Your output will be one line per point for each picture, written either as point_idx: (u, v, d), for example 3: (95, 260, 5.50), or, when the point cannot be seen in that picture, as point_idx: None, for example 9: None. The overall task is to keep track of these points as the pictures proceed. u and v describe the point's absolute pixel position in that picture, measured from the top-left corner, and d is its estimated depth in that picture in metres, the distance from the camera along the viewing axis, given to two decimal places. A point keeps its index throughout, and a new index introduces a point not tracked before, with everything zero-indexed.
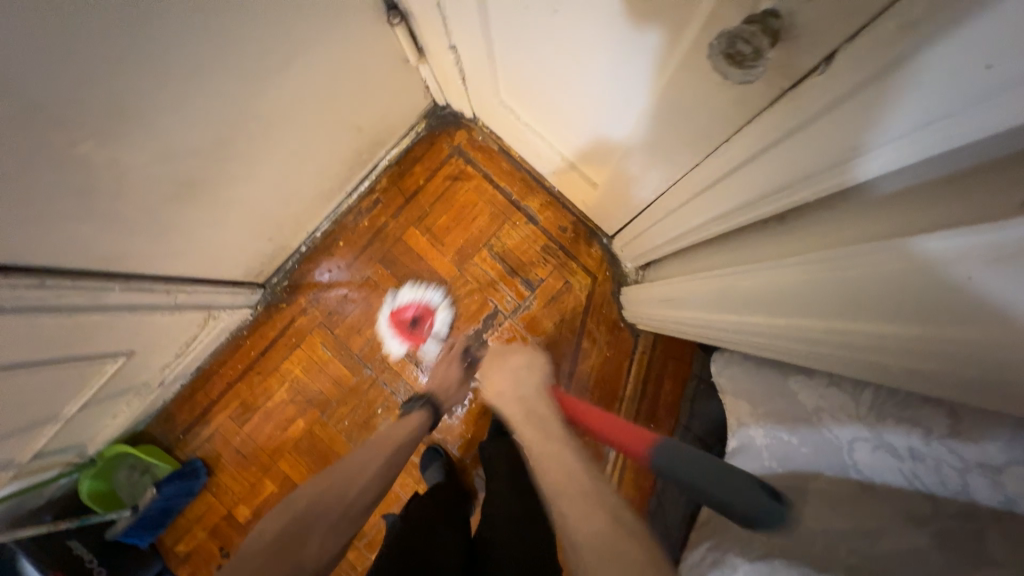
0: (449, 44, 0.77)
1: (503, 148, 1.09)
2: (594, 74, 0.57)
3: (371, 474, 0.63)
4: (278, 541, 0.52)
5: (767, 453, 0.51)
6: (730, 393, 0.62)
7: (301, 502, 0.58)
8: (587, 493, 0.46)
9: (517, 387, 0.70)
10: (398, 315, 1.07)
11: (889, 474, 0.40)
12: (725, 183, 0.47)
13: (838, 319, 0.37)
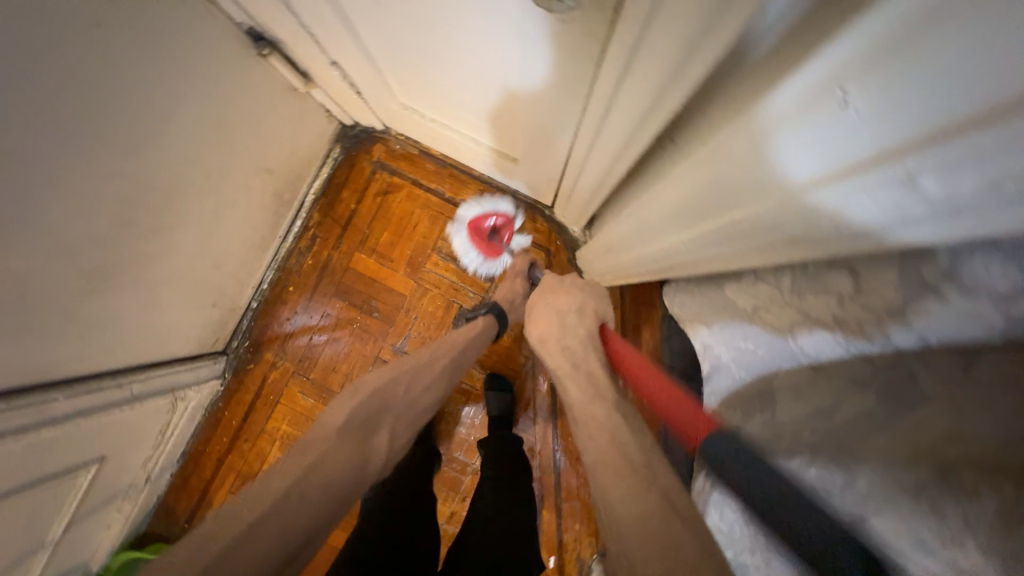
0: (329, 60, 0.75)
1: (423, 150, 1.07)
2: (466, 51, 0.56)
3: (427, 382, 0.64)
4: (351, 426, 0.54)
5: (735, 366, 0.54)
6: (688, 319, 0.64)
7: (368, 388, 0.59)
8: (633, 471, 0.41)
9: (564, 333, 0.60)
10: (477, 223, 1.02)
11: (829, 348, 0.40)
12: (611, 118, 0.47)
13: (739, 214, 0.37)
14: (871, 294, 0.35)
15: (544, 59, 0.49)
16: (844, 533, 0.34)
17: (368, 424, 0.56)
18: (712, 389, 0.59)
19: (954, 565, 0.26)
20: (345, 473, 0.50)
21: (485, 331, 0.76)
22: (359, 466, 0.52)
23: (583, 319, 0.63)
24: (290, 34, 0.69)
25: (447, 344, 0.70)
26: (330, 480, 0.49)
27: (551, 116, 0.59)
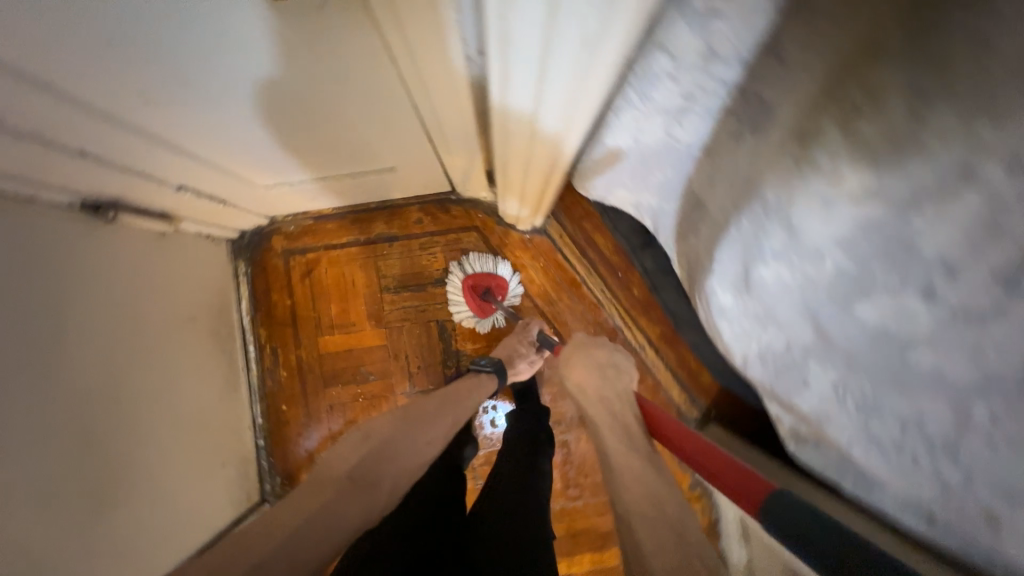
0: (171, 188, 0.73)
1: (315, 216, 1.06)
2: (278, 97, 0.57)
3: (431, 437, 0.71)
4: (361, 477, 0.59)
5: (660, 198, 0.60)
6: (604, 195, 0.68)
7: (378, 438, 0.67)
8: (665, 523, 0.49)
9: (604, 387, 0.69)
10: (472, 279, 1.05)
11: (698, 124, 0.45)
12: (423, 61, 0.49)
13: (555, 55, 0.38)
14: (682, 55, 0.40)
15: (339, 55, 0.50)
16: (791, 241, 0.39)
17: (381, 467, 0.62)
18: (660, 230, 0.66)
19: (853, 197, 0.32)
20: (353, 509, 0.55)
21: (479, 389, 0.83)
22: (368, 506, 0.57)
23: (620, 377, 0.72)
24: (124, 187, 0.67)
25: (448, 403, 0.78)
26: (336, 517, 0.53)
27: (383, 102, 0.62)
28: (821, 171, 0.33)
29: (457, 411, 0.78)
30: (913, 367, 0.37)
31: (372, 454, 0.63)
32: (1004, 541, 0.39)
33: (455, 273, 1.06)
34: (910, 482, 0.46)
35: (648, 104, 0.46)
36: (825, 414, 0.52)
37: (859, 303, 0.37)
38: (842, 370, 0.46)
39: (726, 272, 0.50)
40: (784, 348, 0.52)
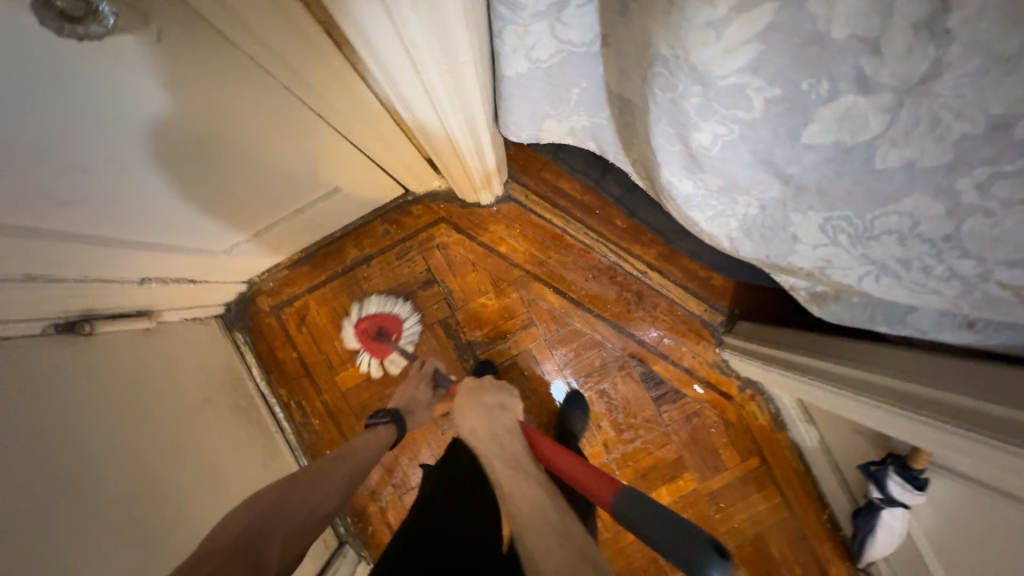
0: (134, 283, 0.74)
1: (287, 265, 1.07)
2: (181, 157, 0.57)
3: (327, 494, 0.67)
4: (247, 536, 0.54)
5: (591, 114, 0.57)
6: (536, 135, 0.65)
7: (263, 501, 0.60)
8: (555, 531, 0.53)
9: (494, 424, 0.71)
10: (361, 323, 1.03)
11: (585, 16, 0.42)
12: (298, 58, 0.49)
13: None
14: None
15: (214, 88, 0.50)
16: (708, 93, 0.36)
17: (270, 532, 0.57)
18: (605, 148, 0.63)
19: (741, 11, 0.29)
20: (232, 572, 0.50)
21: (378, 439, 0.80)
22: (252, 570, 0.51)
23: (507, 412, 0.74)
24: (92, 297, 0.69)
25: (345, 456, 0.74)
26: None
27: (285, 124, 0.61)
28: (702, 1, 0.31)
29: (352, 464, 0.73)
30: (882, 173, 0.35)
31: (258, 514, 0.58)
32: None
33: (353, 315, 1.04)
34: (931, 297, 0.44)
35: (523, 21, 0.43)
36: (826, 262, 0.50)
37: (805, 127, 0.35)
38: (823, 208, 0.43)
39: (672, 160, 0.47)
40: (762, 210, 0.49)
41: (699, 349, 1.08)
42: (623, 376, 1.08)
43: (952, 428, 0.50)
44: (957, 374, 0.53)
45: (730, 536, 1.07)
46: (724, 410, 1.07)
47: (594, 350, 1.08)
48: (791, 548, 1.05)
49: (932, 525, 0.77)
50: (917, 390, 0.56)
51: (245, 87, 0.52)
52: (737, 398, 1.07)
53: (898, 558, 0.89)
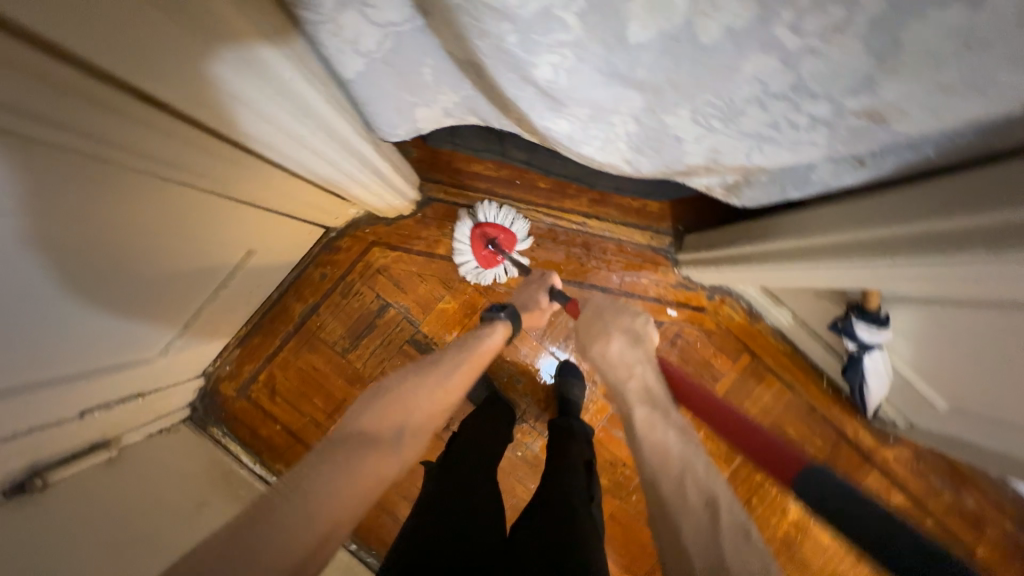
0: (74, 418, 0.71)
1: (236, 342, 1.03)
2: (76, 282, 0.54)
3: (452, 388, 0.73)
4: (371, 435, 0.59)
5: (454, 91, 0.56)
6: (415, 128, 0.64)
7: (397, 399, 0.65)
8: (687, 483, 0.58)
9: (641, 360, 0.75)
10: (482, 228, 1.01)
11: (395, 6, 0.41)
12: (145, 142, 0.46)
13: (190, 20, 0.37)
14: None
15: (87, 204, 0.47)
16: (520, 27, 0.35)
17: (392, 433, 0.62)
18: (482, 118, 0.63)
19: None
20: (362, 469, 0.55)
21: (491, 348, 0.80)
22: (383, 468, 0.58)
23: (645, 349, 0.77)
24: (30, 450, 0.65)
25: (470, 359, 0.77)
26: (352, 487, 0.53)
27: (167, 210, 0.58)
28: None
29: (470, 362, 0.76)
30: (709, 46, 0.35)
31: (376, 417, 0.62)
32: (895, 127, 0.38)
33: (465, 227, 1.01)
34: (809, 150, 0.45)
35: (329, 17, 0.41)
36: (714, 151, 0.50)
37: (628, 28, 0.35)
38: (686, 101, 0.43)
39: (530, 103, 0.47)
40: (639, 123, 0.49)
41: (660, 275, 1.09)
42: None
43: (876, 262, 0.52)
44: (859, 211, 0.56)
45: None
46: (703, 323, 1.10)
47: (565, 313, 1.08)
48: (807, 423, 1.10)
49: (913, 354, 0.83)
50: (838, 239, 0.59)
51: (106, 189, 0.48)
52: (710, 307, 1.10)
53: (897, 395, 0.96)
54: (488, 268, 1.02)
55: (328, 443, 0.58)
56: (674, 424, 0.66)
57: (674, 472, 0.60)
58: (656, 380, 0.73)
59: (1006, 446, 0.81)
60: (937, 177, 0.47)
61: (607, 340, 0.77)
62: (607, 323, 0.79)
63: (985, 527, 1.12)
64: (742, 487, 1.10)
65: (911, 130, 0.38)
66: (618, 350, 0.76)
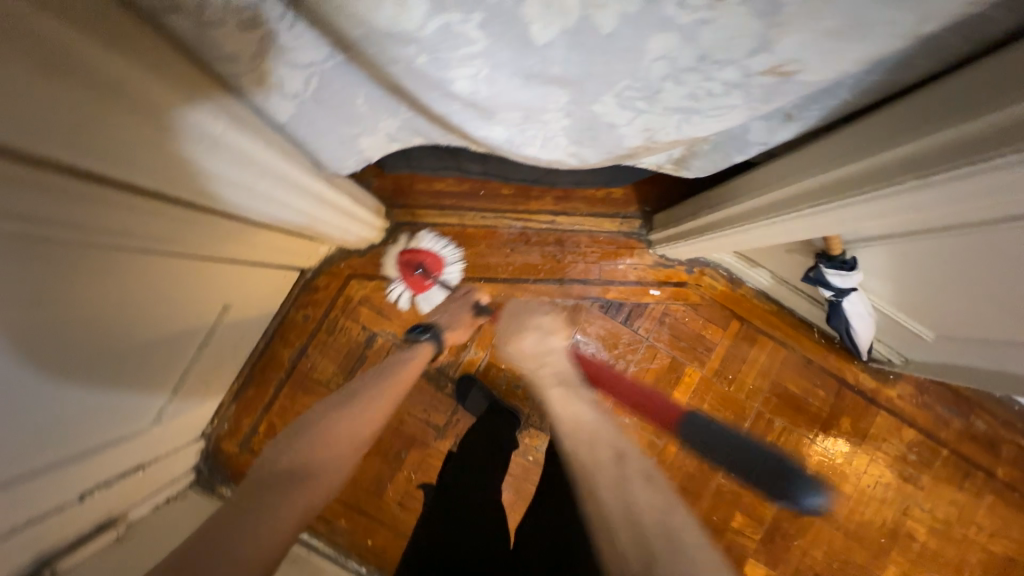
0: (74, 502, 0.71)
1: (230, 398, 1.03)
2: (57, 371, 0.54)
3: (377, 412, 0.72)
4: (284, 476, 0.59)
5: (394, 117, 0.57)
6: (364, 158, 0.65)
7: (308, 432, 0.65)
8: (604, 452, 0.59)
9: (550, 348, 0.75)
10: (405, 256, 1.03)
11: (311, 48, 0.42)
12: (103, 219, 0.47)
13: (135, 97, 0.39)
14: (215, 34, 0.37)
15: (51, 290, 0.47)
16: (426, 48, 0.37)
17: (322, 466, 0.62)
18: (428, 138, 0.64)
19: None
20: (274, 514, 0.55)
21: (421, 359, 0.83)
22: (304, 506, 0.58)
23: (556, 336, 0.78)
24: (32, 543, 0.64)
25: (396, 381, 0.77)
26: (268, 533, 0.54)
27: (135, 280, 0.59)
28: None
29: (395, 382, 0.77)
30: (609, 35, 0.37)
31: (301, 453, 0.62)
32: (804, 80, 0.39)
33: (390, 256, 1.03)
34: (737, 116, 0.47)
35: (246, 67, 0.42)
36: (648, 130, 0.51)
37: (530, 30, 0.36)
38: (607, 87, 0.45)
39: (462, 116, 0.48)
40: (571, 116, 0.50)
41: (636, 258, 1.10)
42: (587, 318, 1.10)
43: (830, 207, 0.54)
44: (806, 161, 0.57)
45: (755, 399, 1.10)
46: (687, 297, 1.11)
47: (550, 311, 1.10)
48: (807, 377, 1.11)
49: (891, 291, 0.85)
50: (792, 190, 0.60)
51: (69, 270, 0.49)
52: (691, 281, 1.11)
53: (886, 332, 0.98)
54: (422, 293, 1.03)
55: (248, 488, 0.58)
56: (584, 398, 0.67)
57: (583, 440, 0.61)
58: (568, 363, 0.74)
59: (996, 364, 0.83)
60: (872, 117, 0.48)
61: (522, 336, 0.77)
62: (522, 322, 0.80)
63: (999, 448, 1.13)
64: (756, 452, 1.10)
65: (818, 79, 0.39)
66: (531, 345, 0.76)
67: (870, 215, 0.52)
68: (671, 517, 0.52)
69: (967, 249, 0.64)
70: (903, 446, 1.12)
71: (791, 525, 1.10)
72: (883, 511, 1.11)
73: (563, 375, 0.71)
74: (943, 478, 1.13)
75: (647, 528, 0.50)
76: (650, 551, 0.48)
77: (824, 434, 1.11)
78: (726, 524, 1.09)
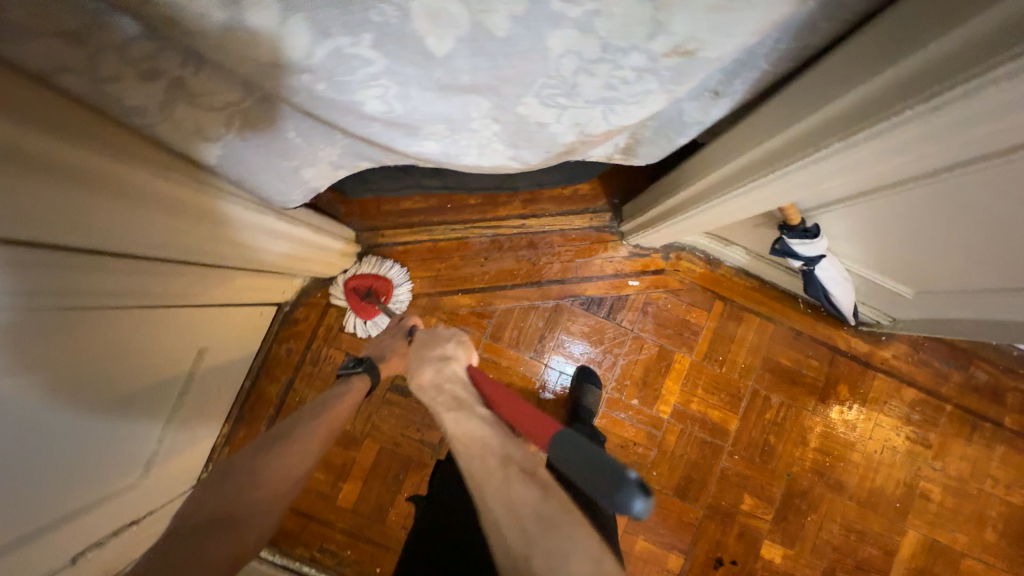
0: (67, 566, 0.69)
1: (223, 441, 1.03)
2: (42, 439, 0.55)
3: (310, 449, 0.69)
4: (201, 524, 0.56)
5: (331, 146, 0.57)
6: (311, 187, 0.65)
7: (227, 477, 0.62)
8: (492, 462, 0.56)
9: (446, 374, 0.71)
10: (350, 283, 1.02)
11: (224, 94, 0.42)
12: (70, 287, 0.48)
13: (101, 176, 0.40)
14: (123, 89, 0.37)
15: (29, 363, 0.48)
16: (329, 76, 0.37)
17: (250, 510, 0.59)
18: (373, 161, 0.64)
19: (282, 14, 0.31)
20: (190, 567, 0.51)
21: (355, 391, 0.80)
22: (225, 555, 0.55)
23: (455, 363, 0.73)
24: None
25: (327, 416, 0.74)
26: None
27: (112, 339, 0.59)
28: (261, 33, 0.32)
29: (332, 415, 0.75)
30: (506, 39, 0.37)
31: (229, 495, 0.59)
32: (711, 58, 0.39)
33: (338, 285, 1.03)
34: (659, 100, 0.47)
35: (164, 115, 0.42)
36: (579, 124, 0.51)
37: (427, 43, 0.36)
38: (526, 89, 0.45)
39: (387, 135, 0.48)
40: (500, 121, 0.50)
41: (611, 251, 1.10)
42: (569, 317, 1.09)
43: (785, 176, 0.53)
44: (753, 135, 0.57)
45: (748, 377, 1.09)
46: (667, 284, 1.10)
47: (532, 314, 1.09)
48: (798, 348, 1.09)
49: (864, 254, 0.84)
50: (743, 161, 0.60)
51: (48, 340, 0.49)
52: (668, 267, 1.10)
53: (868, 295, 0.97)
54: (372, 320, 1.02)
55: (169, 537, 0.54)
56: (477, 412, 0.63)
57: (473, 457, 0.57)
58: (466, 384, 0.70)
59: (981, 313, 0.81)
60: (804, 84, 0.48)
61: (421, 370, 0.72)
62: (423, 352, 0.75)
63: (1004, 397, 1.11)
64: (757, 430, 1.09)
65: (722, 55, 0.39)
66: (430, 376, 0.71)
67: (821, 172, 0.52)
68: (555, 512, 0.50)
69: (925, 197, 0.63)
70: (905, 407, 1.10)
71: (803, 500, 1.08)
72: (894, 475, 1.10)
73: (460, 397, 0.66)
74: (951, 434, 1.10)
75: (530, 529, 0.49)
76: (530, 546, 0.48)
77: (823, 404, 1.09)
78: (736, 507, 1.07)
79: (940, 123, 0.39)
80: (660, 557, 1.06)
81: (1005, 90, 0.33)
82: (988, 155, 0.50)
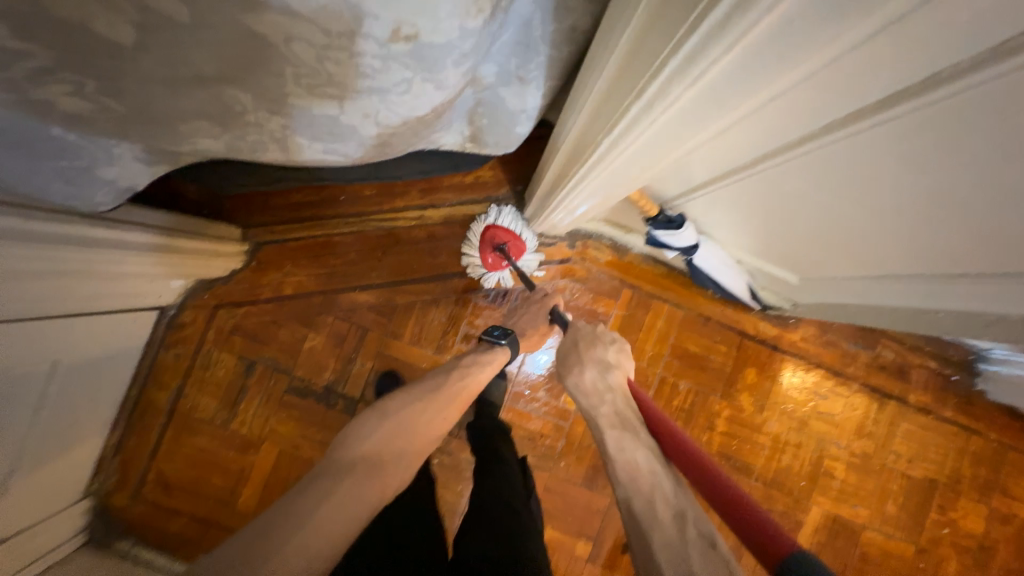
0: None
1: (111, 451, 0.99)
2: None
3: (449, 416, 0.72)
4: (365, 462, 0.60)
5: (115, 148, 0.51)
6: (122, 187, 0.59)
7: (384, 422, 0.65)
8: (674, 527, 0.47)
9: (604, 388, 0.64)
10: (493, 231, 0.98)
11: None
12: None
13: None
14: None
15: None
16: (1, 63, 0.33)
17: (392, 459, 0.62)
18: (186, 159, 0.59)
19: None
20: (356, 498, 0.55)
21: (484, 365, 0.78)
22: (375, 491, 0.58)
23: (614, 374, 0.66)
24: None
25: (463, 397, 0.74)
26: (348, 514, 0.53)
27: None
28: None
29: (470, 385, 0.75)
30: (201, 19, 0.33)
31: (381, 441, 0.63)
32: (434, 43, 0.38)
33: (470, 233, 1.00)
34: (434, 92, 0.45)
35: None
36: (370, 116, 0.47)
37: (97, 30, 0.32)
38: (281, 79, 0.40)
39: (144, 128, 0.44)
40: (279, 115, 0.45)
41: None
42: (474, 311, 1.06)
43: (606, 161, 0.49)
44: (573, 120, 0.54)
45: (657, 364, 1.08)
46: (574, 273, 1.07)
47: (434, 310, 1.05)
48: (706, 335, 1.08)
49: (748, 242, 0.82)
50: (576, 146, 0.56)
51: None
52: (575, 256, 1.07)
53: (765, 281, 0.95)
54: (495, 275, 1.01)
55: (325, 469, 0.58)
56: (646, 443, 0.55)
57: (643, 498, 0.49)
58: (626, 402, 0.62)
59: (861, 299, 0.80)
60: (590, 64, 0.47)
61: (581, 369, 0.68)
62: (580, 353, 0.70)
63: (909, 374, 1.13)
64: (665, 416, 1.08)
65: (446, 39, 0.38)
66: (592, 379, 0.66)
67: (640, 158, 0.49)
68: None
69: (775, 183, 0.61)
70: (813, 388, 1.11)
71: None
72: (801, 454, 1.11)
73: (624, 417, 0.59)
74: (858, 414, 1.12)
75: None
76: None
77: (730, 390, 1.09)
78: None
79: (702, 93, 0.36)
80: (569, 545, 1.06)
81: (739, 38, 0.29)
82: (811, 136, 0.48)
